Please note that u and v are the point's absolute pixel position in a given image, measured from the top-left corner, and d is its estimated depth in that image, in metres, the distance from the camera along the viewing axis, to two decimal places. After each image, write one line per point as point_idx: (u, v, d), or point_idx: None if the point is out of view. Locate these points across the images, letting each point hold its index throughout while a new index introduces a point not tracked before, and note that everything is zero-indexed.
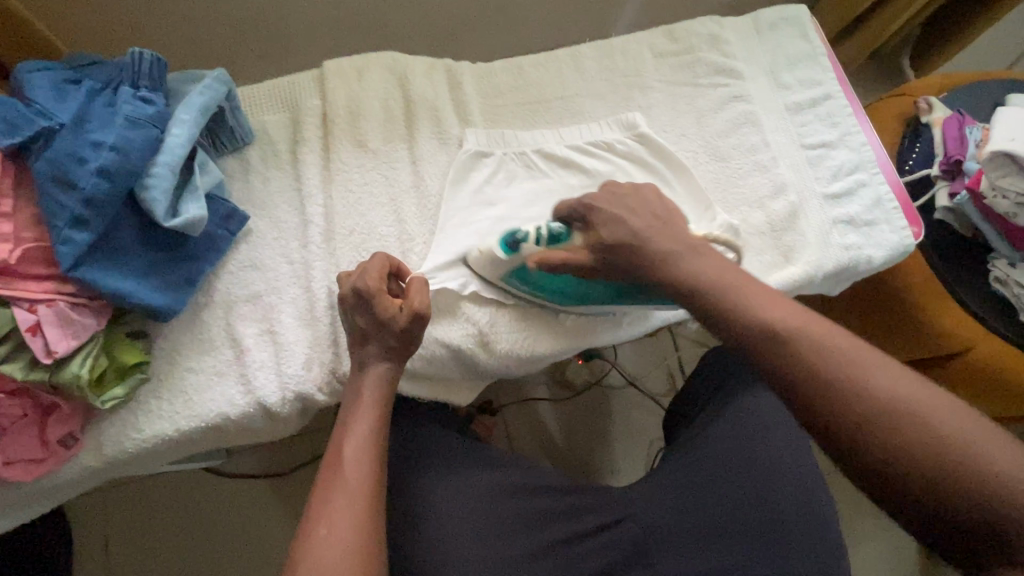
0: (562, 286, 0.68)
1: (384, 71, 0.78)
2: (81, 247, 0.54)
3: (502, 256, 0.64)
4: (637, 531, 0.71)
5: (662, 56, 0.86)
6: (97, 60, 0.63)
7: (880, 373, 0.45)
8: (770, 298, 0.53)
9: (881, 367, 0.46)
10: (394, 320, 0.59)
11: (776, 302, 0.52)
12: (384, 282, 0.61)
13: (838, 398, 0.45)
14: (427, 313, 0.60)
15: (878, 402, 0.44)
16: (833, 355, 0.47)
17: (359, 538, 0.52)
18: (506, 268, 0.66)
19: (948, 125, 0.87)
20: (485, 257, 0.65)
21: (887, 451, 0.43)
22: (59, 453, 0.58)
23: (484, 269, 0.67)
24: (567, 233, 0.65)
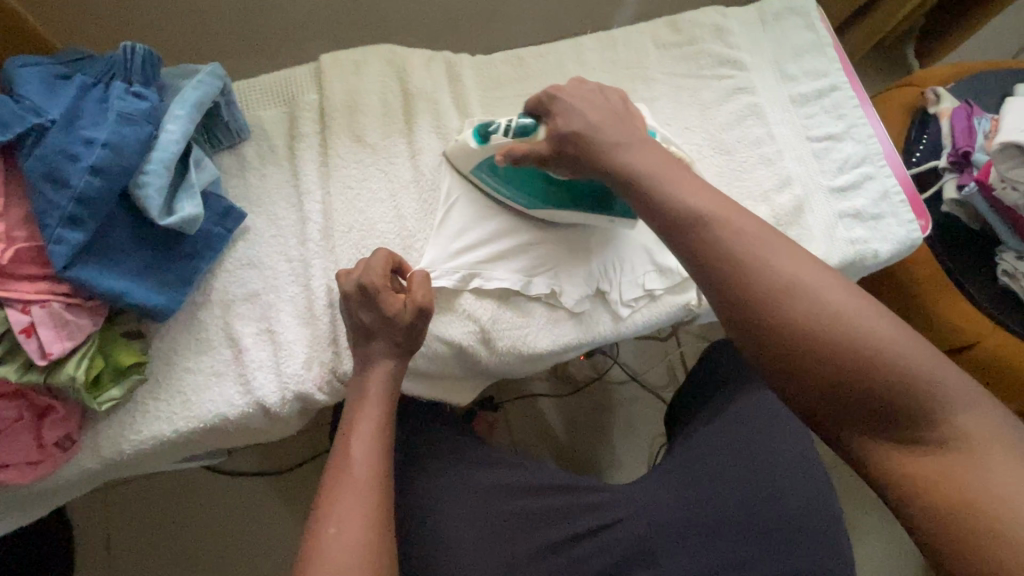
0: (534, 187, 0.68)
1: (382, 63, 0.77)
2: (74, 247, 0.53)
3: (473, 145, 0.67)
4: (639, 529, 0.68)
5: (664, 47, 0.84)
6: (88, 55, 0.61)
7: (808, 278, 0.46)
8: (705, 193, 0.52)
9: (798, 262, 0.47)
10: (400, 316, 0.58)
11: (710, 197, 0.52)
12: (389, 279, 0.60)
13: (757, 293, 0.46)
14: (432, 307, 0.60)
15: (794, 295, 0.45)
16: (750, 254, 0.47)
17: (372, 536, 0.51)
18: (476, 159, 0.68)
19: (956, 115, 0.86)
20: (459, 150, 0.69)
21: (797, 341, 0.44)
22: (55, 456, 0.57)
23: (462, 161, 0.70)
24: (534, 128, 0.64)
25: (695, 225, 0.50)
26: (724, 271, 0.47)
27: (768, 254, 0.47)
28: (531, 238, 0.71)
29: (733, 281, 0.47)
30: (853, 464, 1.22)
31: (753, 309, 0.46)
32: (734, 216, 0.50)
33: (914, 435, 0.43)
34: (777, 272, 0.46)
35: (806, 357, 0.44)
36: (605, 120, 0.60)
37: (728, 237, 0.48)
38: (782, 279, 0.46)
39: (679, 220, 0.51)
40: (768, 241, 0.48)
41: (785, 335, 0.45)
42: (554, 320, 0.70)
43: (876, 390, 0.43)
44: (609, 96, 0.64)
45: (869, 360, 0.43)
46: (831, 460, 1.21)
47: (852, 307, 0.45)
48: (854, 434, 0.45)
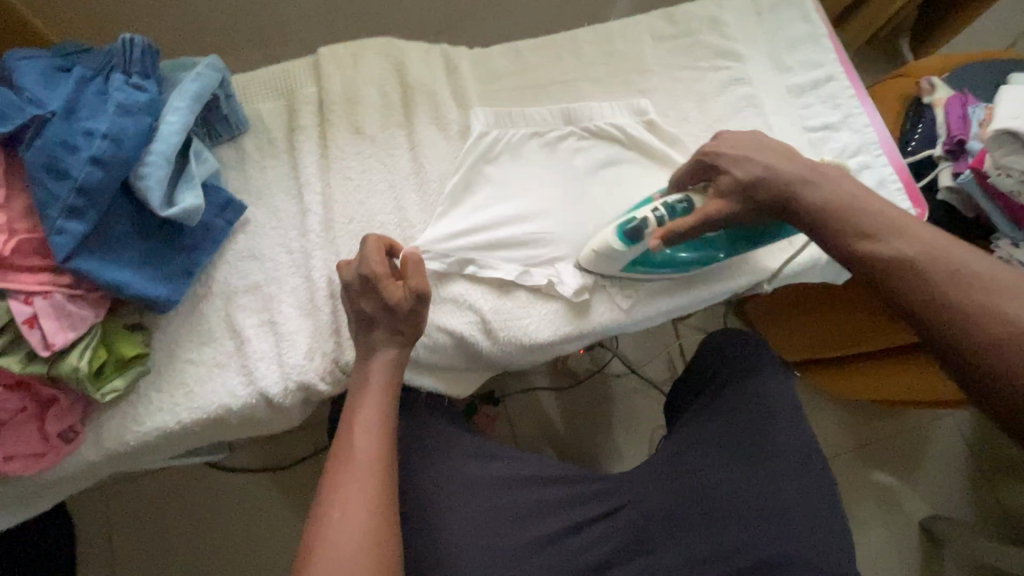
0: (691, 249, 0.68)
1: (381, 56, 0.77)
2: (75, 238, 0.53)
3: (621, 247, 0.64)
4: (636, 517, 0.70)
5: (661, 38, 0.85)
6: (87, 48, 0.61)
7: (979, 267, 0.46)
8: (910, 231, 0.50)
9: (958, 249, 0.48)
10: (401, 304, 0.58)
11: (921, 235, 0.50)
12: (386, 265, 0.60)
13: (991, 340, 0.43)
14: (429, 292, 0.59)
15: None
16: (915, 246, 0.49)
17: (377, 521, 0.52)
18: (626, 258, 0.66)
19: (951, 104, 0.86)
20: (602, 250, 0.66)
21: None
22: (59, 448, 0.57)
23: (608, 264, 0.67)
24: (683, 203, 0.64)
25: (899, 268, 0.49)
26: (939, 314, 0.46)
27: (1005, 298, 0.44)
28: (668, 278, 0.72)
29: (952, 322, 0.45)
30: (850, 454, 1.23)
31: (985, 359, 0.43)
32: (953, 254, 0.47)
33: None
34: (1018, 317, 0.43)
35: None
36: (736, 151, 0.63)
37: (944, 281, 0.46)
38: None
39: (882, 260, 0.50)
40: (1002, 282, 0.45)
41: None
42: (551, 309, 0.70)
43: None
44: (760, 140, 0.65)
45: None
46: (828, 450, 1.22)
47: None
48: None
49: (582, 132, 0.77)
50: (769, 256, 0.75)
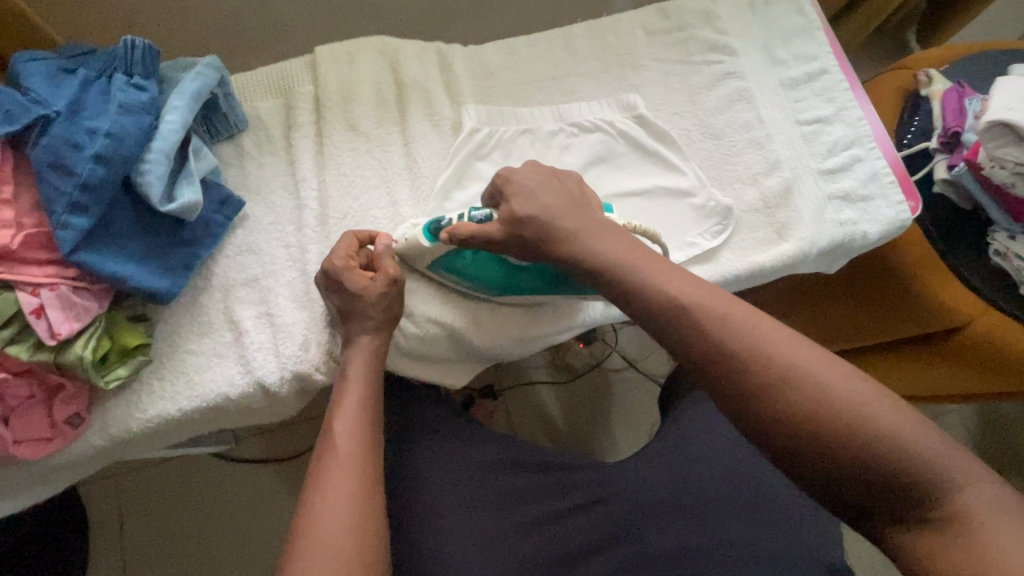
0: (489, 273, 0.67)
1: (376, 55, 0.78)
2: (79, 232, 0.55)
3: (424, 244, 0.64)
4: (626, 505, 0.70)
5: (654, 34, 0.85)
6: (90, 49, 0.64)
7: (737, 313, 0.50)
8: (681, 279, 0.54)
9: (723, 302, 0.51)
10: (369, 291, 0.61)
11: (683, 284, 0.53)
12: (352, 258, 0.64)
13: (757, 379, 0.47)
14: (401, 277, 0.63)
15: (793, 388, 0.46)
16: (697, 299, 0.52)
17: (362, 501, 0.54)
18: (430, 256, 0.66)
19: (947, 96, 0.86)
20: (409, 246, 0.66)
21: (813, 430, 0.44)
22: (66, 433, 0.60)
23: (415, 259, 0.67)
24: (487, 216, 0.62)
25: (676, 317, 0.51)
26: (719, 367, 0.49)
27: (759, 340, 0.48)
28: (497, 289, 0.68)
29: (724, 370, 0.48)
30: None
31: (763, 407, 0.46)
32: (714, 303, 0.51)
33: (930, 515, 0.41)
34: (776, 356, 0.47)
35: (808, 446, 0.45)
36: (546, 191, 0.61)
37: (715, 328, 0.50)
38: (772, 368, 0.47)
39: (662, 314, 0.53)
40: (750, 327, 0.49)
41: (780, 420, 0.46)
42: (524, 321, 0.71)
43: (874, 472, 0.43)
44: (564, 183, 0.63)
45: (862, 441, 0.43)
46: None
47: (851, 389, 0.45)
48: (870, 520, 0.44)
49: (573, 128, 0.78)
50: (748, 250, 0.76)
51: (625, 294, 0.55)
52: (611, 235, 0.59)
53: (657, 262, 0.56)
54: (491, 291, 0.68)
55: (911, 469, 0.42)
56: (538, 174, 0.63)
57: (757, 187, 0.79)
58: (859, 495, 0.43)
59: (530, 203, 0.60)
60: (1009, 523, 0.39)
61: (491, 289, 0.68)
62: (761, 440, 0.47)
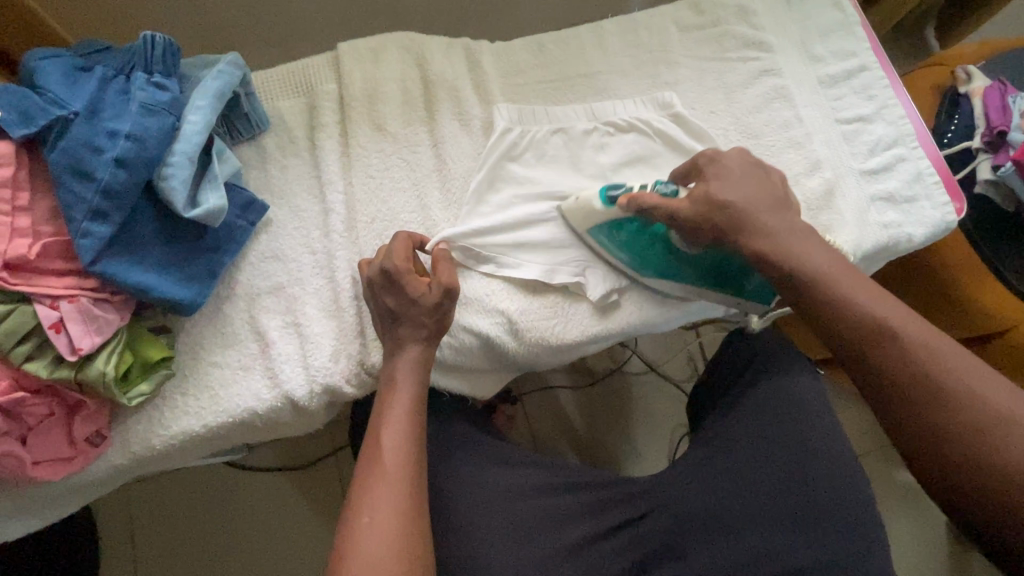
0: (655, 250, 0.67)
1: (402, 51, 0.75)
2: (100, 241, 0.52)
3: (598, 206, 0.66)
4: (667, 524, 0.68)
5: (687, 30, 0.82)
6: (107, 46, 0.60)
7: (952, 353, 0.48)
8: (889, 306, 0.51)
9: (935, 341, 0.49)
10: (426, 297, 0.58)
11: (889, 307, 0.51)
12: (410, 262, 0.61)
13: (956, 422, 0.46)
14: (457, 287, 0.60)
15: (999, 440, 0.44)
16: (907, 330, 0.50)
17: (407, 524, 0.51)
18: (597, 220, 0.67)
19: (990, 94, 0.83)
20: (578, 207, 0.67)
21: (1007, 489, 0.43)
22: (86, 452, 0.57)
23: (578, 223, 0.68)
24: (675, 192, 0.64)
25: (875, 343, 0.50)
26: (914, 399, 0.48)
27: (970, 385, 0.46)
28: (552, 262, 0.68)
29: (920, 402, 0.47)
30: (880, 454, 1.19)
31: (953, 449, 0.46)
32: (928, 338, 0.49)
33: None
34: (982, 405, 0.45)
35: (1000, 500, 0.44)
36: (746, 184, 0.60)
37: (916, 354, 0.48)
38: (978, 413, 0.45)
39: (855, 331, 0.52)
40: (961, 366, 0.47)
41: (973, 471, 0.45)
42: (578, 311, 0.68)
43: None
44: (767, 173, 0.62)
45: None
46: (857, 449, 1.18)
47: None
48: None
49: (608, 127, 0.75)
50: None
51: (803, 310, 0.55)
52: (809, 246, 0.57)
53: (863, 284, 0.53)
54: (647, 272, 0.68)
55: None
56: (744, 161, 0.62)
57: (798, 188, 0.76)
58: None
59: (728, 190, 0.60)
60: None
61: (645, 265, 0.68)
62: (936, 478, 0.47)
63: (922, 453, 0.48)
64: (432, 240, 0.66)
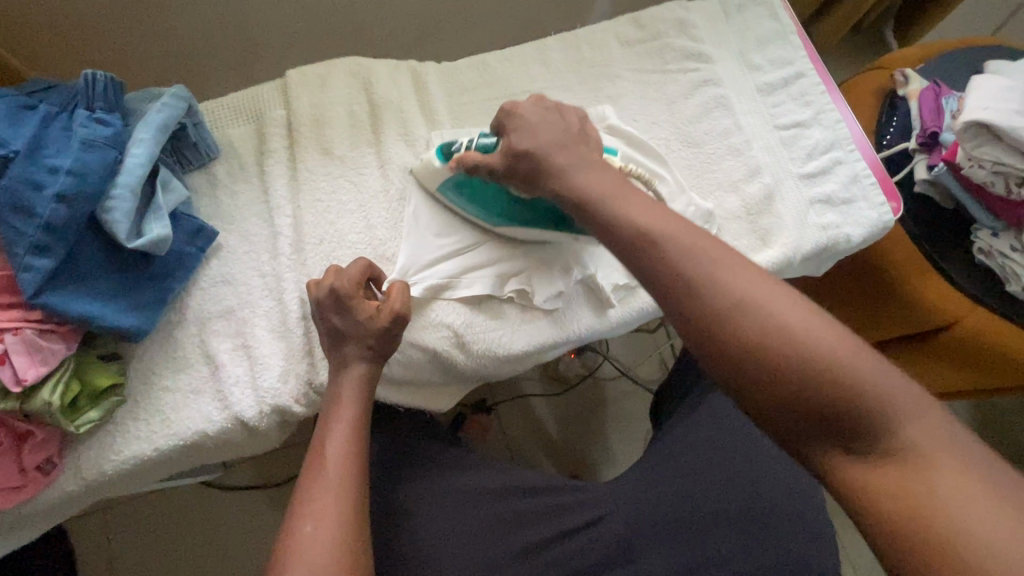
0: (497, 204, 0.69)
1: (348, 76, 0.77)
2: (43, 274, 0.54)
3: (436, 164, 0.68)
4: (617, 528, 0.69)
5: (629, 44, 0.85)
6: (52, 83, 0.62)
7: (696, 239, 0.47)
8: (646, 206, 0.51)
9: (684, 228, 0.48)
10: (374, 320, 0.60)
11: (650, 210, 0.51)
12: (361, 287, 0.63)
13: (711, 305, 0.44)
14: (406, 311, 0.62)
15: (746, 314, 0.43)
16: (662, 226, 0.49)
17: (348, 533, 0.52)
18: (440, 178, 0.69)
19: (924, 96, 0.85)
20: (425, 168, 0.70)
21: (760, 358, 0.42)
22: (38, 480, 0.58)
23: (429, 182, 0.71)
24: (493, 145, 0.65)
25: (640, 240, 0.49)
26: (677, 291, 0.46)
27: (716, 266, 0.45)
28: (500, 271, 0.70)
29: (680, 293, 0.45)
30: None
31: (711, 331, 0.44)
32: (678, 229, 0.48)
33: (873, 449, 0.40)
34: (729, 283, 0.44)
35: (758, 373, 0.42)
36: (548, 135, 0.60)
37: (669, 247, 0.47)
38: (724, 291, 0.44)
39: (625, 238, 0.50)
40: (712, 258, 0.46)
41: (732, 352, 0.43)
42: (527, 321, 0.70)
43: (831, 403, 0.41)
44: (565, 122, 0.63)
45: (819, 377, 0.41)
46: None
47: (812, 328, 0.42)
48: (814, 449, 0.42)
49: None
50: None
51: (597, 229, 0.53)
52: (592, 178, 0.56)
53: (631, 190, 0.54)
54: (493, 220, 0.70)
55: (862, 406, 0.40)
56: (539, 110, 0.63)
57: (738, 196, 0.78)
58: (805, 427, 0.42)
59: (525, 141, 0.60)
60: (954, 463, 0.38)
61: (494, 218, 0.70)
62: (711, 368, 0.44)
63: (691, 343, 0.45)
64: (387, 279, 0.67)
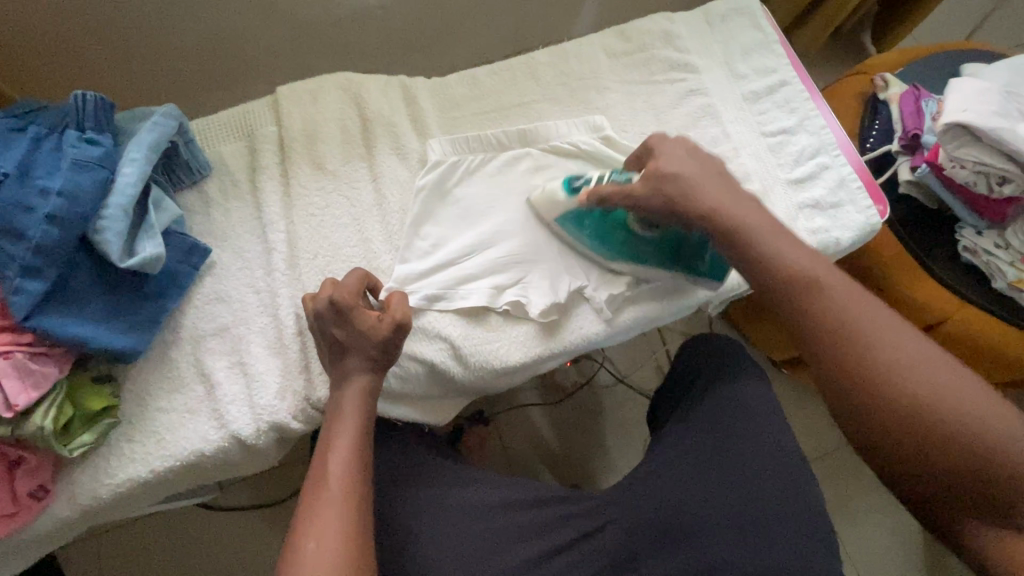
0: (617, 236, 0.71)
1: (340, 91, 0.78)
2: (34, 297, 0.53)
3: (563, 196, 0.71)
4: (618, 535, 0.69)
5: (616, 55, 0.86)
6: (40, 106, 0.62)
7: (864, 303, 0.53)
8: (811, 258, 0.56)
9: (849, 289, 0.54)
10: (375, 330, 0.60)
11: (815, 261, 0.56)
12: (360, 297, 0.62)
13: (873, 366, 0.50)
14: (408, 321, 0.61)
15: (906, 379, 0.49)
16: (826, 284, 0.54)
17: (349, 548, 0.51)
18: (563, 209, 0.71)
19: (905, 99, 0.88)
20: (546, 198, 0.72)
21: (915, 422, 0.48)
22: (30, 506, 0.57)
23: (546, 213, 0.73)
24: (626, 177, 0.68)
25: (807, 293, 0.54)
26: (839, 348, 0.52)
27: (880, 330, 0.51)
28: (497, 282, 0.70)
29: (840, 351, 0.51)
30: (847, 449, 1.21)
31: (869, 391, 0.50)
32: (845, 289, 0.53)
33: (1016, 515, 0.47)
34: (894, 347, 0.50)
35: (912, 437, 0.49)
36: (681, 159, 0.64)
37: (836, 306, 0.53)
38: (887, 354, 0.50)
39: (790, 291, 0.55)
40: (867, 313, 0.52)
41: (890, 414, 0.49)
42: (521, 332, 0.70)
43: (981, 471, 0.47)
44: (698, 157, 0.65)
45: (976, 446, 0.47)
46: (812, 450, 1.21)
47: (968, 397, 0.48)
48: (955, 509, 0.49)
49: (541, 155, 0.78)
50: None
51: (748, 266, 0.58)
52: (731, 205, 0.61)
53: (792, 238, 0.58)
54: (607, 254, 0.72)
55: (1010, 478, 0.46)
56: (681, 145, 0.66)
57: None
58: (951, 489, 0.49)
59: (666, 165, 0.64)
60: None
61: (607, 250, 0.72)
62: (862, 427, 0.51)
63: (843, 402, 0.52)
64: (384, 289, 0.68)
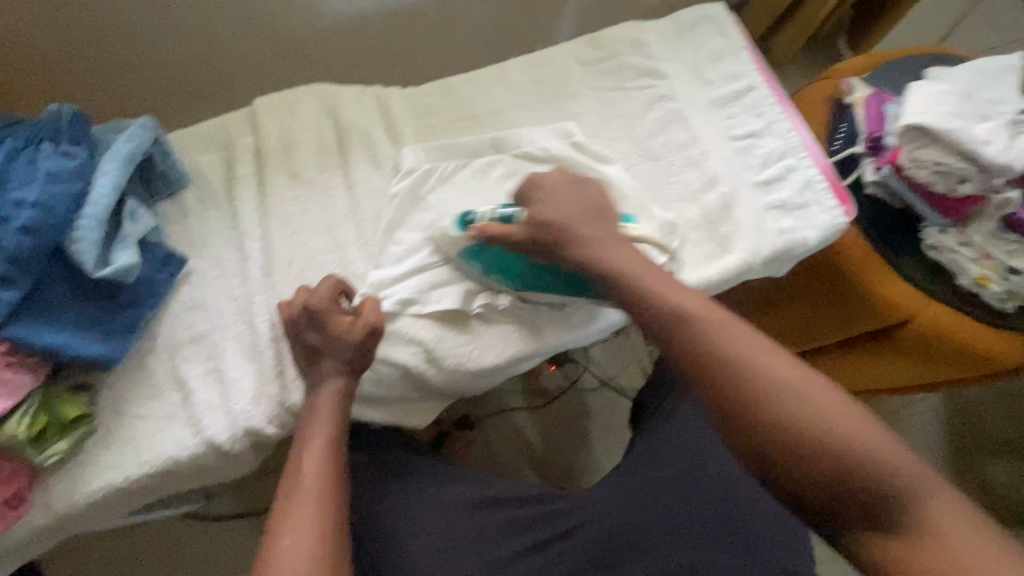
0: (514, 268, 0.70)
1: (315, 102, 0.79)
2: (7, 306, 0.54)
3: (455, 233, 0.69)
4: (593, 536, 0.69)
5: (587, 64, 0.88)
6: (16, 120, 0.63)
7: (733, 331, 0.55)
8: (681, 291, 0.59)
9: (717, 318, 0.57)
10: (350, 334, 0.61)
11: (688, 295, 0.59)
12: (334, 301, 0.64)
13: (740, 392, 0.52)
14: (381, 326, 0.63)
15: (771, 402, 0.51)
16: (696, 314, 0.57)
17: (325, 547, 0.52)
18: (460, 246, 0.69)
19: (869, 103, 0.90)
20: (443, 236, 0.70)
21: (785, 441, 0.50)
22: (6, 514, 0.58)
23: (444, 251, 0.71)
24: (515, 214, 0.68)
25: (679, 326, 0.57)
26: (709, 378, 0.54)
27: (747, 356, 0.54)
28: (471, 286, 0.70)
29: (710, 380, 0.54)
30: None
31: (739, 415, 0.52)
32: (711, 319, 0.56)
33: (900, 530, 0.46)
34: (760, 372, 0.53)
35: (780, 455, 0.50)
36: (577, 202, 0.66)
37: (708, 337, 0.55)
38: (754, 378, 0.53)
39: (666, 320, 0.58)
40: (739, 342, 0.55)
41: (761, 437, 0.51)
42: (496, 333, 0.71)
43: (851, 483, 0.48)
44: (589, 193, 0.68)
45: (840, 458, 0.48)
46: None
47: (829, 412, 0.51)
48: (844, 528, 0.49)
49: (519, 158, 0.78)
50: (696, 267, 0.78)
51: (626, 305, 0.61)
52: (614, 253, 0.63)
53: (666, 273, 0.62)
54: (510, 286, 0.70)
55: (885, 487, 0.47)
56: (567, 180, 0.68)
57: (697, 203, 0.81)
58: (832, 506, 0.49)
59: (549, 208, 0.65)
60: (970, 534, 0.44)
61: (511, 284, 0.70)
62: (740, 452, 0.53)
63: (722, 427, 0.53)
64: (359, 293, 0.69)
